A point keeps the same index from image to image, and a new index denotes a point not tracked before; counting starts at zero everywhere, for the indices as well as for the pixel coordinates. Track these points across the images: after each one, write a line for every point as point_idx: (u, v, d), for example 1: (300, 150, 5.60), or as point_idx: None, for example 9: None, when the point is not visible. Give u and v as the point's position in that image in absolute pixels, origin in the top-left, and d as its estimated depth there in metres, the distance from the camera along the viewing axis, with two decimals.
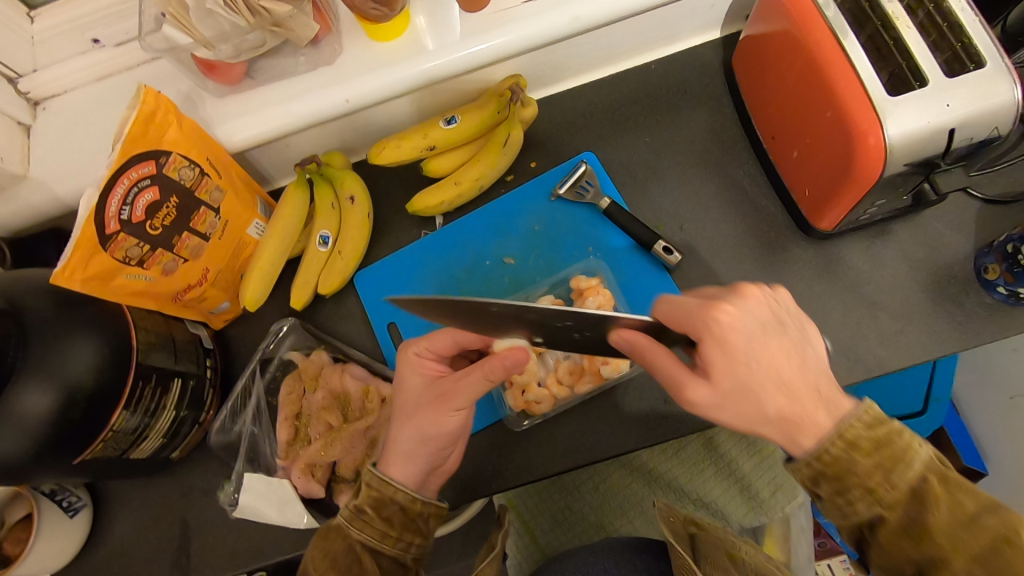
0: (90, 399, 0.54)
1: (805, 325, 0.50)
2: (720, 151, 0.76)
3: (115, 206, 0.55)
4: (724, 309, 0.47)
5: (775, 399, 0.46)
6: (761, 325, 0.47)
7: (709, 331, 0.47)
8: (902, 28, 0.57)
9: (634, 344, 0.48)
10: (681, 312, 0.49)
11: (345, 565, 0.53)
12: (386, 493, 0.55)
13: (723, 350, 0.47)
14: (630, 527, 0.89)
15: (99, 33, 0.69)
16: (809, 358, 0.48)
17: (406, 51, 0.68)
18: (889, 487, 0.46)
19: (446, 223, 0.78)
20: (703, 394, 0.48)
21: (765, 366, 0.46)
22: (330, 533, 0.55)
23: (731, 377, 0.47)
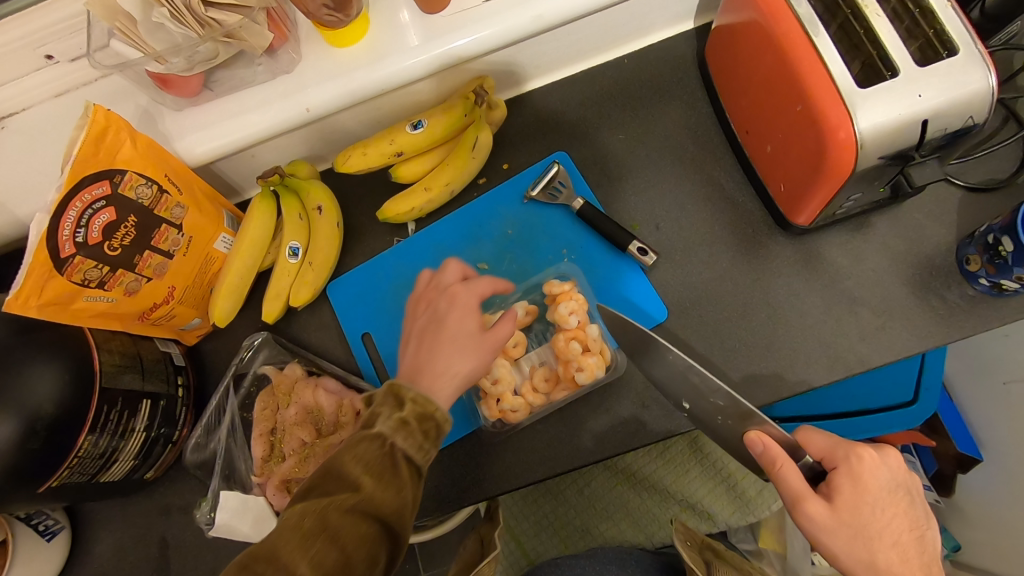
0: (51, 427, 0.53)
1: (924, 507, 0.54)
2: (696, 147, 0.74)
3: (68, 230, 0.54)
4: (867, 450, 0.51)
5: (887, 551, 0.49)
6: (895, 483, 0.51)
7: (850, 466, 0.51)
8: (872, 16, 0.55)
9: (767, 450, 0.52)
10: (824, 442, 0.53)
11: (378, 470, 0.47)
12: (429, 407, 0.51)
13: (855, 486, 0.50)
14: (615, 531, 0.82)
15: (51, 48, 0.66)
16: (924, 534, 0.52)
17: (367, 56, 0.66)
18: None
19: (418, 229, 0.77)
20: (820, 513, 0.50)
21: (886, 521, 0.50)
22: (364, 440, 0.48)
23: (854, 511, 0.50)
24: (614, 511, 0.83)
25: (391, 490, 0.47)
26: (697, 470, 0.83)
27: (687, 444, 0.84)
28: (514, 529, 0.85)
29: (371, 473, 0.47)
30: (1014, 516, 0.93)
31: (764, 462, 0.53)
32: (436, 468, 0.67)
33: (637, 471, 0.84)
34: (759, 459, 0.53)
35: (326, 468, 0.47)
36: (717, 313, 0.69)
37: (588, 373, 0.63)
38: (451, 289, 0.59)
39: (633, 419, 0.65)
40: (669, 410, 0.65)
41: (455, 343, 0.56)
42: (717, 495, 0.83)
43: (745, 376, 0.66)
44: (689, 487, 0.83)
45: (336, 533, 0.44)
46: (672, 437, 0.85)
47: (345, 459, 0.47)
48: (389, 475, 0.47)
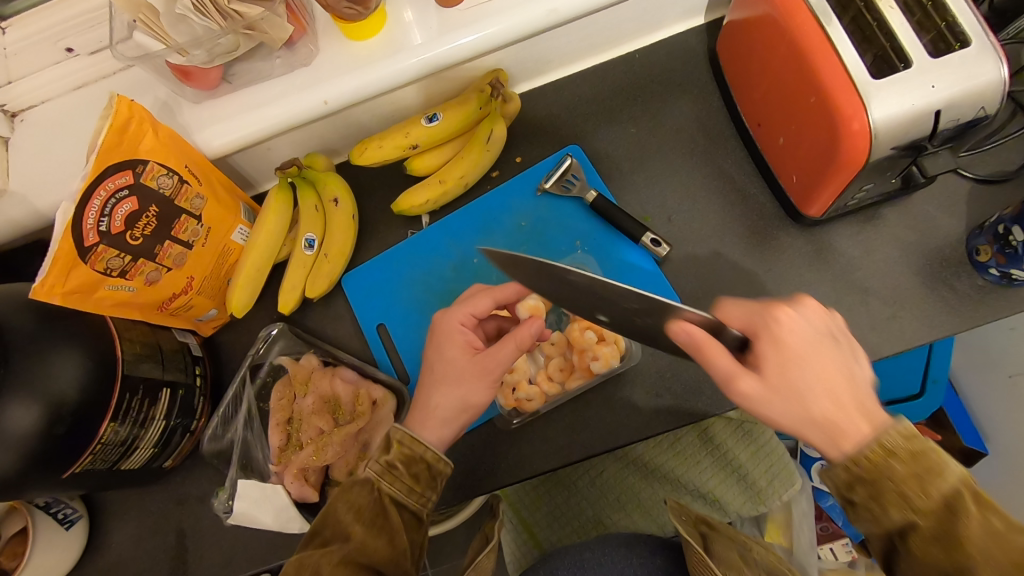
0: (75, 413, 0.54)
1: (857, 345, 0.50)
2: (707, 140, 0.75)
3: (92, 219, 0.55)
4: (782, 311, 0.48)
5: (820, 401, 0.46)
6: (818, 333, 0.48)
7: (766, 331, 0.48)
8: (886, 9, 0.56)
9: (692, 338, 0.47)
10: (744, 313, 0.50)
11: (371, 521, 0.53)
12: (415, 451, 0.55)
13: (775, 350, 0.48)
14: (628, 521, 0.83)
15: (72, 42, 0.68)
16: (858, 375, 0.48)
17: (383, 49, 0.67)
18: (923, 495, 0.44)
19: (432, 222, 0.77)
20: (753, 388, 0.48)
21: (816, 374, 0.47)
22: (356, 485, 0.54)
23: (783, 375, 0.47)
24: (626, 501, 0.84)
25: (382, 537, 0.53)
26: (708, 461, 0.84)
27: (697, 436, 0.85)
28: (530, 523, 0.85)
29: (363, 519, 0.53)
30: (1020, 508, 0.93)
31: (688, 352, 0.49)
32: (451, 458, 0.68)
33: (647, 462, 0.84)
34: (686, 349, 0.48)
35: (325, 516, 0.53)
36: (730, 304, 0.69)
37: (603, 361, 0.64)
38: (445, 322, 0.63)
39: (648, 409, 0.66)
40: (683, 399, 0.65)
41: (445, 377, 0.61)
42: (729, 486, 0.83)
43: None
44: (700, 477, 0.83)
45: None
46: (682, 429, 0.86)
47: (339, 507, 0.53)
48: (381, 522, 0.53)
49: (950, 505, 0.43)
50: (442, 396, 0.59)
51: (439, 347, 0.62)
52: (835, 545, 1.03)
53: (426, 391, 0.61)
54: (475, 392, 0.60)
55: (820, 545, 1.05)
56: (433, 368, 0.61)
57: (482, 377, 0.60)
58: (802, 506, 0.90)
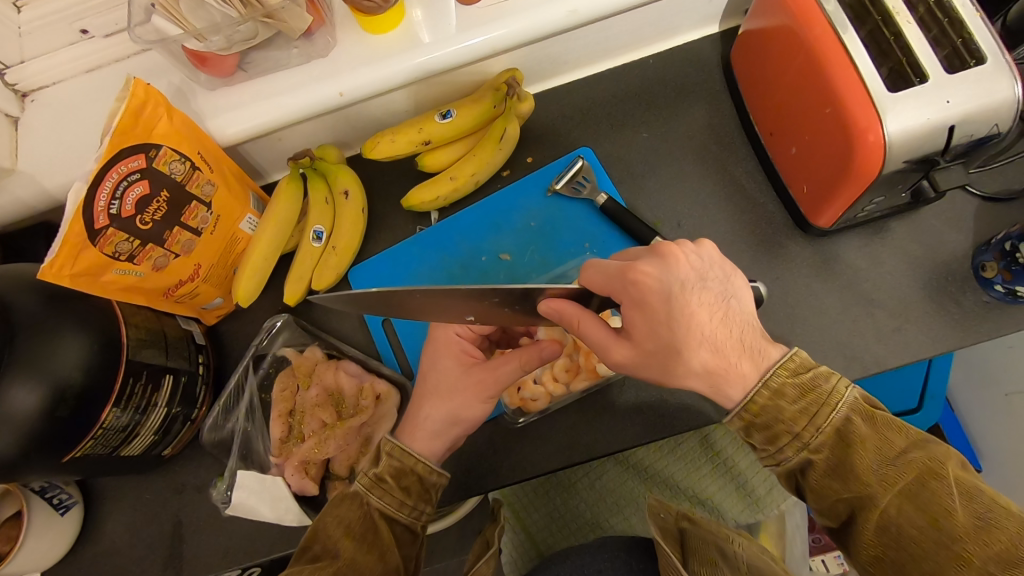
0: (79, 396, 0.53)
1: (730, 276, 0.51)
2: (718, 147, 0.76)
3: (104, 200, 0.54)
4: (642, 268, 0.49)
5: (699, 353, 0.48)
6: (682, 282, 0.49)
7: (631, 291, 0.49)
8: (903, 23, 0.56)
9: (563, 315, 0.53)
10: (604, 277, 0.51)
11: (360, 535, 0.53)
12: (406, 464, 0.56)
13: (643, 310, 0.49)
14: (626, 524, 0.84)
15: (88, 23, 0.67)
16: (732, 310, 0.49)
17: (401, 44, 0.67)
18: (815, 431, 0.48)
19: (441, 219, 0.77)
20: (627, 353, 0.52)
21: (688, 324, 0.48)
22: (346, 500, 0.55)
23: (653, 336, 0.50)
24: (624, 504, 0.84)
25: (374, 551, 0.53)
26: (708, 467, 0.85)
27: (698, 442, 0.86)
28: (526, 520, 0.85)
29: (354, 534, 0.53)
30: None
31: (565, 324, 0.54)
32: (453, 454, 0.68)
33: (648, 466, 0.85)
34: (561, 324, 0.54)
35: (314, 532, 0.54)
36: None
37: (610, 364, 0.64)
38: (446, 333, 0.64)
39: (653, 414, 0.66)
40: (687, 404, 0.65)
41: (437, 390, 0.61)
42: (728, 494, 0.83)
43: None
44: (700, 483, 0.84)
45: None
46: (683, 434, 0.86)
47: (330, 522, 0.54)
48: (372, 537, 0.53)
49: (843, 434, 0.48)
50: (432, 407, 0.60)
51: (435, 359, 0.64)
52: (827, 557, 1.03)
53: (418, 403, 0.61)
54: (468, 406, 0.60)
55: (812, 556, 1.05)
56: (428, 379, 0.63)
57: (475, 391, 0.60)
58: (797, 519, 0.85)
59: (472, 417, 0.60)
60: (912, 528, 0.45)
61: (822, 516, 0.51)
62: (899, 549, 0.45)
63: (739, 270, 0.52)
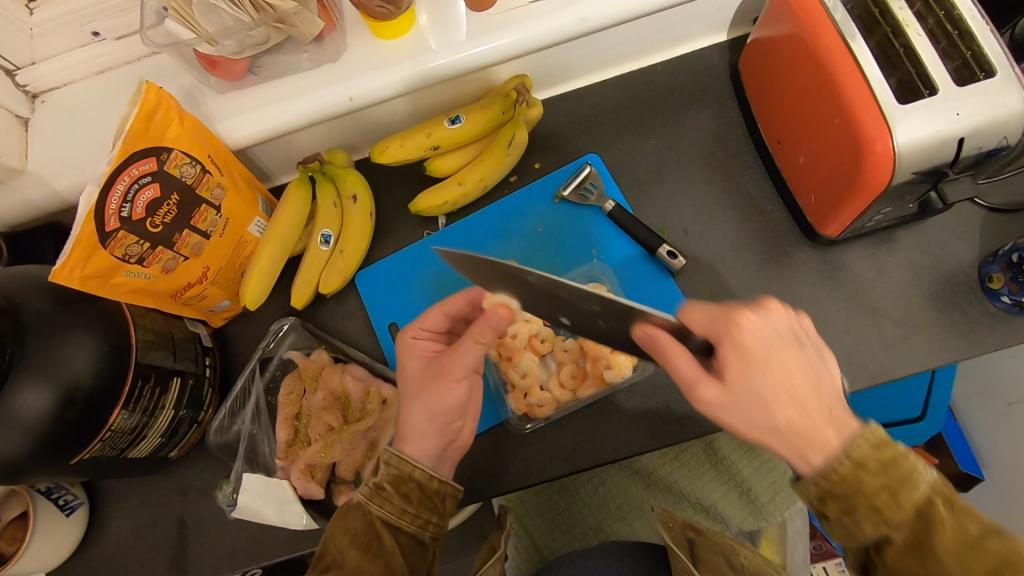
0: (88, 399, 0.53)
1: (823, 352, 0.50)
2: (726, 155, 0.76)
3: (115, 204, 0.55)
4: (746, 317, 0.48)
5: (785, 408, 0.46)
6: (781, 336, 0.48)
7: (732, 337, 0.47)
8: (912, 35, 0.57)
9: (656, 341, 0.48)
10: (706, 321, 0.49)
11: (365, 545, 0.53)
12: (404, 471, 0.56)
13: (739, 357, 0.47)
14: (629, 530, 0.83)
15: (99, 26, 0.68)
16: (826, 379, 0.48)
17: (411, 49, 0.67)
18: (895, 506, 0.46)
19: (448, 224, 0.78)
20: (714, 396, 0.48)
21: (780, 378, 0.46)
22: (350, 510, 0.54)
23: (744, 382, 0.47)
24: (627, 510, 0.84)
25: (378, 560, 0.53)
26: (712, 474, 0.84)
27: (702, 449, 0.85)
28: (529, 525, 0.84)
29: (360, 543, 0.53)
30: None
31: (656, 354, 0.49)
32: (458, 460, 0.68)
33: (650, 472, 0.85)
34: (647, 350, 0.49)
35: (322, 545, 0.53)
36: None
37: (616, 371, 0.64)
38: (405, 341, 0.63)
39: (659, 422, 0.66)
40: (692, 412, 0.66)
41: (409, 392, 0.61)
42: (731, 500, 0.83)
43: None
44: (703, 490, 0.84)
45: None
46: (688, 441, 0.86)
47: (337, 534, 0.53)
48: (377, 546, 0.53)
49: (923, 515, 0.45)
50: (408, 412, 0.60)
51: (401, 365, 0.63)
52: (828, 564, 1.03)
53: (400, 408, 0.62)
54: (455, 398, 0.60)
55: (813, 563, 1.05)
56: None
57: (443, 380, 0.60)
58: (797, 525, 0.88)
59: None
60: None
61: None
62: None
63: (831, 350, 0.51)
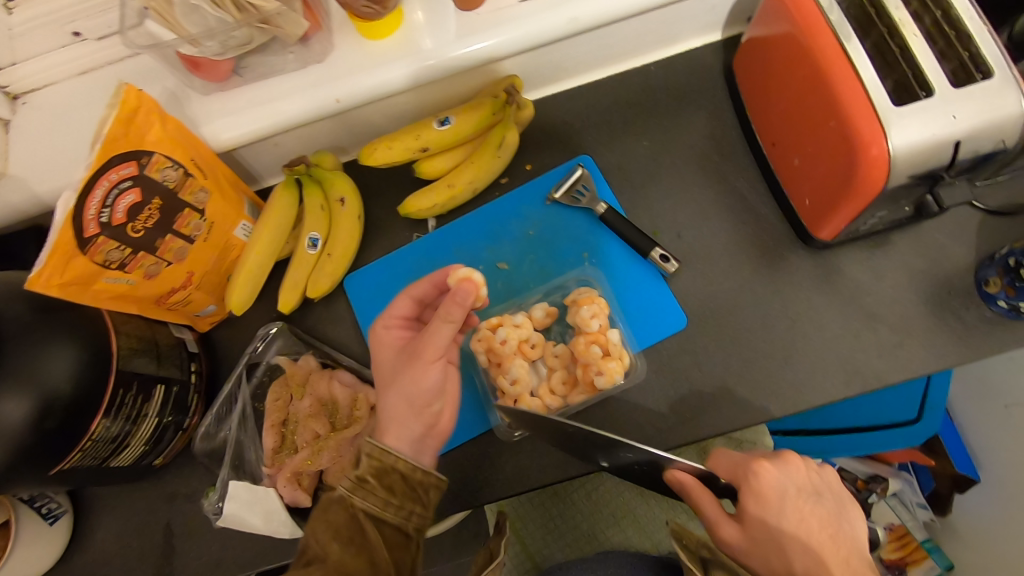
0: (68, 408, 0.52)
1: (846, 504, 0.54)
2: (720, 157, 0.75)
3: (94, 209, 0.53)
4: (765, 465, 0.53)
5: (803, 556, 0.50)
6: (798, 488, 0.53)
7: (749, 482, 0.53)
8: (908, 36, 0.56)
9: (685, 484, 0.56)
10: (731, 463, 0.55)
11: (348, 538, 0.52)
12: (387, 464, 0.56)
13: (757, 502, 0.52)
14: (623, 537, 0.82)
15: (79, 25, 0.67)
16: (842, 531, 0.52)
17: (399, 49, 0.66)
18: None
19: (438, 226, 0.76)
20: (731, 535, 0.54)
21: (795, 527, 0.51)
22: (331, 505, 0.54)
23: (762, 525, 0.51)
24: (621, 515, 0.83)
25: (361, 553, 0.52)
26: None
27: (697, 454, 0.85)
28: (522, 532, 0.84)
29: (342, 536, 0.52)
30: (1009, 539, 0.93)
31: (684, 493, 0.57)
32: (447, 467, 0.67)
33: (644, 478, 0.84)
34: (679, 489, 0.57)
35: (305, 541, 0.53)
36: (736, 324, 0.69)
37: (608, 378, 0.63)
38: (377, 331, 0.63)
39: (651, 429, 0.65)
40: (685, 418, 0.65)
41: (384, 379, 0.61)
42: None
43: (760, 388, 0.66)
44: None
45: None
46: (682, 447, 0.86)
47: (319, 528, 0.53)
48: (359, 537, 0.53)
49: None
50: (386, 398, 0.59)
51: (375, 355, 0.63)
52: None
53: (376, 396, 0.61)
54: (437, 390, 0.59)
55: None
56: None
57: (415, 362, 0.59)
58: None
59: None
60: None
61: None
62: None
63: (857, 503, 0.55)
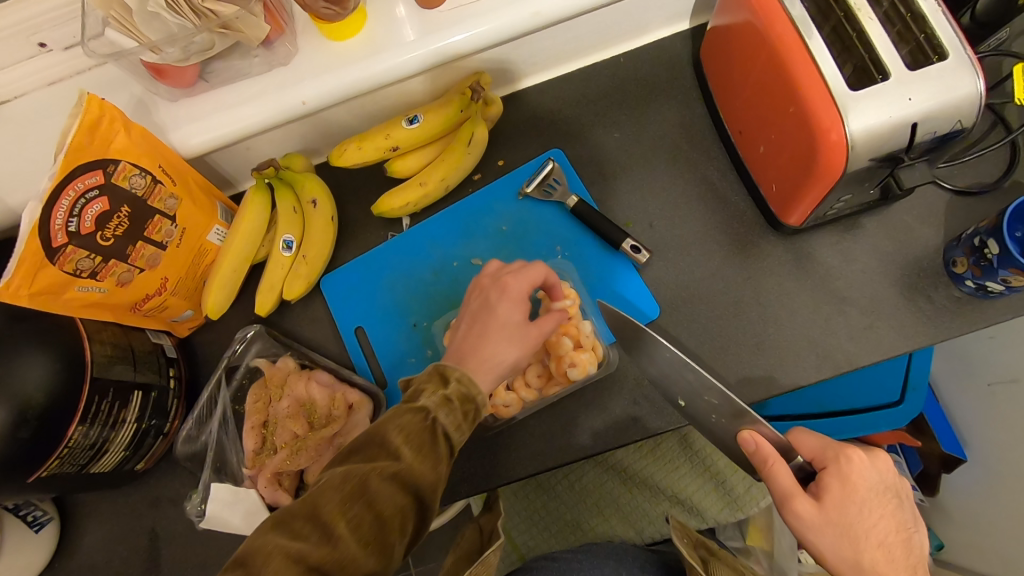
0: (41, 416, 0.53)
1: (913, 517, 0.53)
2: (691, 146, 0.75)
3: (61, 219, 0.54)
4: (856, 452, 0.51)
5: (872, 550, 0.49)
6: (883, 487, 0.51)
7: (838, 464, 0.51)
8: (865, 20, 0.56)
9: (759, 448, 0.53)
10: (817, 443, 0.53)
11: (420, 443, 0.47)
12: (472, 390, 0.51)
13: (841, 487, 0.50)
14: (606, 526, 0.82)
15: (46, 36, 0.66)
16: (912, 540, 0.51)
17: (363, 50, 0.66)
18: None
19: (413, 224, 0.77)
20: (808, 511, 0.50)
21: (874, 521, 0.50)
22: (409, 408, 0.48)
23: (842, 512, 0.50)
24: (604, 506, 0.83)
25: (429, 465, 0.47)
26: (686, 467, 0.84)
27: (677, 441, 0.85)
28: (506, 523, 0.85)
29: (413, 443, 0.47)
30: (994, 516, 0.94)
31: (756, 460, 0.53)
32: None
33: (626, 466, 0.85)
34: (751, 457, 0.53)
35: (370, 436, 0.48)
36: (709, 312, 0.69)
37: (580, 368, 0.63)
38: (502, 280, 0.59)
39: (626, 419, 0.66)
40: (659, 406, 0.66)
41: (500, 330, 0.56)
42: (707, 493, 0.82)
43: (733, 375, 0.67)
44: (677, 483, 0.83)
45: (376, 499, 0.44)
46: (662, 435, 0.86)
47: (389, 428, 0.47)
48: (429, 449, 0.47)
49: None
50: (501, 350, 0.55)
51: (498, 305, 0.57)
52: None
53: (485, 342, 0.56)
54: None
55: None
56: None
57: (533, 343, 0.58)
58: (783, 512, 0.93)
59: None
60: None
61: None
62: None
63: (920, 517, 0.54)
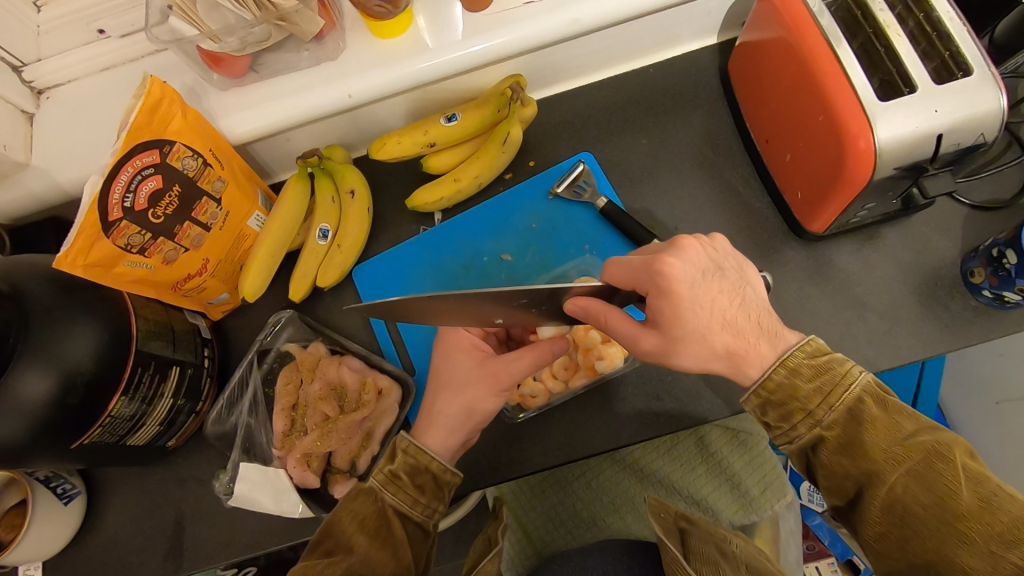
0: (89, 384, 0.54)
1: (744, 266, 0.55)
2: (716, 154, 0.78)
3: (118, 193, 0.56)
4: (667, 264, 0.50)
5: (721, 336, 0.51)
6: (703, 272, 0.51)
7: (655, 282, 0.51)
8: (893, 36, 0.59)
9: (588, 310, 0.55)
10: (630, 270, 0.52)
11: (373, 529, 0.55)
12: (420, 462, 0.58)
13: (669, 301, 0.50)
14: (622, 524, 0.84)
15: (104, 23, 0.70)
16: (749, 297, 0.53)
17: (409, 48, 0.69)
18: (828, 408, 0.50)
19: (445, 220, 0.79)
20: (657, 340, 0.53)
21: (709, 310, 0.51)
22: (360, 495, 0.56)
23: (682, 325, 0.51)
24: (621, 504, 0.85)
25: (386, 548, 0.54)
26: (703, 468, 0.85)
27: (693, 442, 0.87)
28: (523, 518, 0.85)
29: (368, 530, 0.54)
30: None
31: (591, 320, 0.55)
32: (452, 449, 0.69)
33: (643, 465, 0.86)
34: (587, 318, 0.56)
35: (326, 531, 0.54)
36: None
37: (608, 361, 0.66)
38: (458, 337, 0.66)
39: (650, 414, 0.68)
40: (682, 402, 0.67)
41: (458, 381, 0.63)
42: (722, 493, 0.84)
43: None
44: (693, 483, 0.84)
45: None
46: (679, 435, 0.87)
47: (342, 520, 0.55)
48: (383, 533, 0.55)
49: (855, 413, 0.49)
50: (443, 403, 0.62)
51: (449, 360, 0.65)
52: (822, 564, 1.10)
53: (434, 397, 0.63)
54: (484, 400, 0.62)
55: (806, 562, 1.12)
56: (440, 372, 0.65)
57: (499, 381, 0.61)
58: (789, 523, 0.93)
59: (486, 410, 0.62)
60: (916, 505, 0.46)
61: (829, 495, 0.51)
62: (902, 526, 0.46)
63: (750, 262, 0.56)
